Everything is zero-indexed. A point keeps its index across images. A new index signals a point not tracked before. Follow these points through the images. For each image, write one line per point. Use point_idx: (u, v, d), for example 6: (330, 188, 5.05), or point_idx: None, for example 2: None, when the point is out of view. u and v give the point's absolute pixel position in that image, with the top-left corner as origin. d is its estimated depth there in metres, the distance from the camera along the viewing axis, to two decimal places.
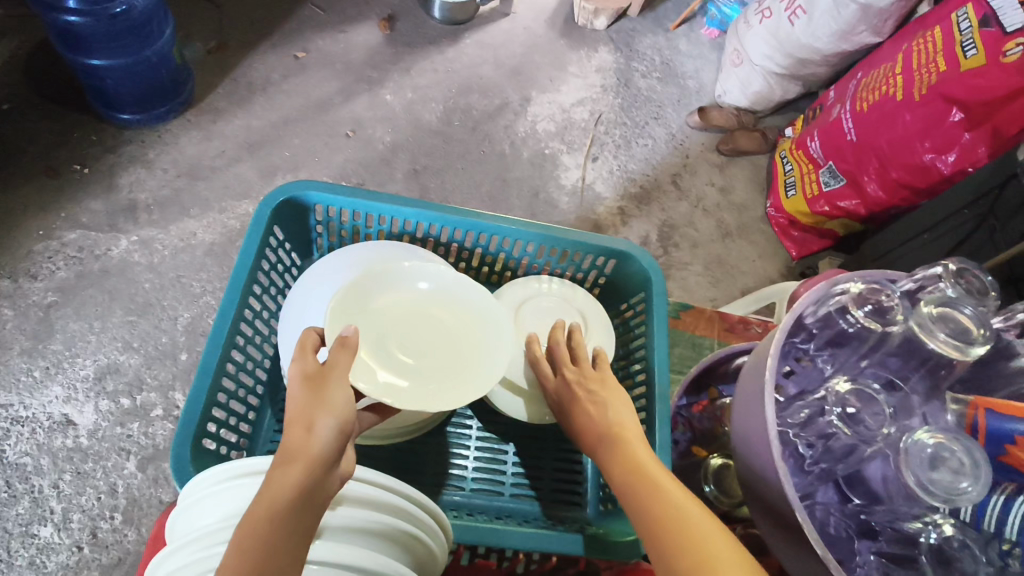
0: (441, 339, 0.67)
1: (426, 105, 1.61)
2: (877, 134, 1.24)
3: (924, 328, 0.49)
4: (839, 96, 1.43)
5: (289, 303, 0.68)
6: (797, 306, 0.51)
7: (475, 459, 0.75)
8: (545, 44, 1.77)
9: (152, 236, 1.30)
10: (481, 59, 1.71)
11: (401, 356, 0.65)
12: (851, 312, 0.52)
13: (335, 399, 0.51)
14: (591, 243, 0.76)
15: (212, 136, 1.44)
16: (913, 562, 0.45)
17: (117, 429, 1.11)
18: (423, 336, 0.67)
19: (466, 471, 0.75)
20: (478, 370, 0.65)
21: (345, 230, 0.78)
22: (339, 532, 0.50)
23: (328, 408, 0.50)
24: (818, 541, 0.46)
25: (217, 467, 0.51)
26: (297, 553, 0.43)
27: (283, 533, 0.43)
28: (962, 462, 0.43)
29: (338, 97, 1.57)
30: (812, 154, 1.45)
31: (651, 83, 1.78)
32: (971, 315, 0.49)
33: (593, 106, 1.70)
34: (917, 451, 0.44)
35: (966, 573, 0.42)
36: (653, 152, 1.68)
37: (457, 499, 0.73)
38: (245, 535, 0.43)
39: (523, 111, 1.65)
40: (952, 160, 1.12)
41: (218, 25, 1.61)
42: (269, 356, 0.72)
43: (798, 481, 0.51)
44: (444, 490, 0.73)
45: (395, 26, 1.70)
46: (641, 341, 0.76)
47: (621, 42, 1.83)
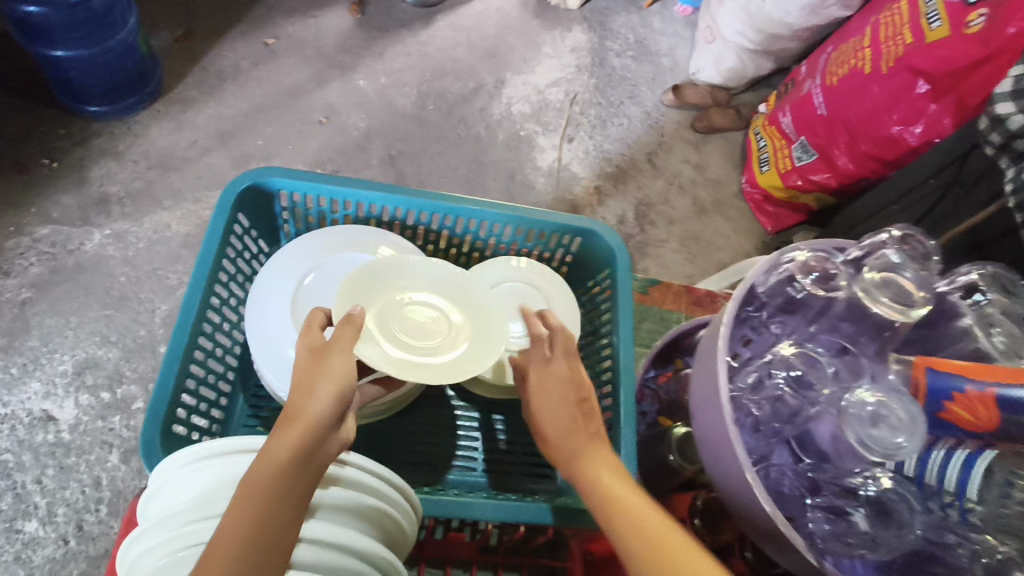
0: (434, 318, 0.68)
1: (400, 89, 1.60)
2: (847, 107, 1.26)
3: (868, 295, 0.51)
4: (810, 71, 1.44)
5: (255, 288, 0.68)
6: (749, 277, 0.52)
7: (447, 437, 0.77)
8: (518, 25, 1.76)
9: (126, 228, 1.29)
10: (454, 42, 1.70)
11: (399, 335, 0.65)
12: (798, 279, 0.55)
13: (335, 366, 0.53)
14: (556, 221, 0.77)
15: (183, 126, 1.43)
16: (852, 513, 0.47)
17: (98, 422, 1.11)
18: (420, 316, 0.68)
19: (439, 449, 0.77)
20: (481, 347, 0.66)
21: (311, 215, 0.78)
22: (332, 511, 0.51)
23: (326, 374, 0.52)
24: (768, 500, 0.48)
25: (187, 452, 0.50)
26: (297, 510, 0.45)
27: (277, 494, 0.45)
28: (900, 418, 0.45)
29: (310, 84, 1.55)
30: (785, 129, 1.46)
31: (625, 61, 1.79)
32: (912, 279, 0.52)
33: (568, 86, 1.70)
34: (858, 409, 0.47)
35: (903, 524, 0.46)
36: (628, 132, 1.68)
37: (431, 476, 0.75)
38: (241, 496, 0.45)
39: (497, 94, 1.65)
40: (919, 131, 1.14)
41: (186, 13, 1.59)
42: (239, 343, 0.73)
43: (752, 443, 0.53)
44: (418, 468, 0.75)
45: (366, 10, 1.68)
46: (607, 316, 0.77)
47: (594, 21, 1.83)
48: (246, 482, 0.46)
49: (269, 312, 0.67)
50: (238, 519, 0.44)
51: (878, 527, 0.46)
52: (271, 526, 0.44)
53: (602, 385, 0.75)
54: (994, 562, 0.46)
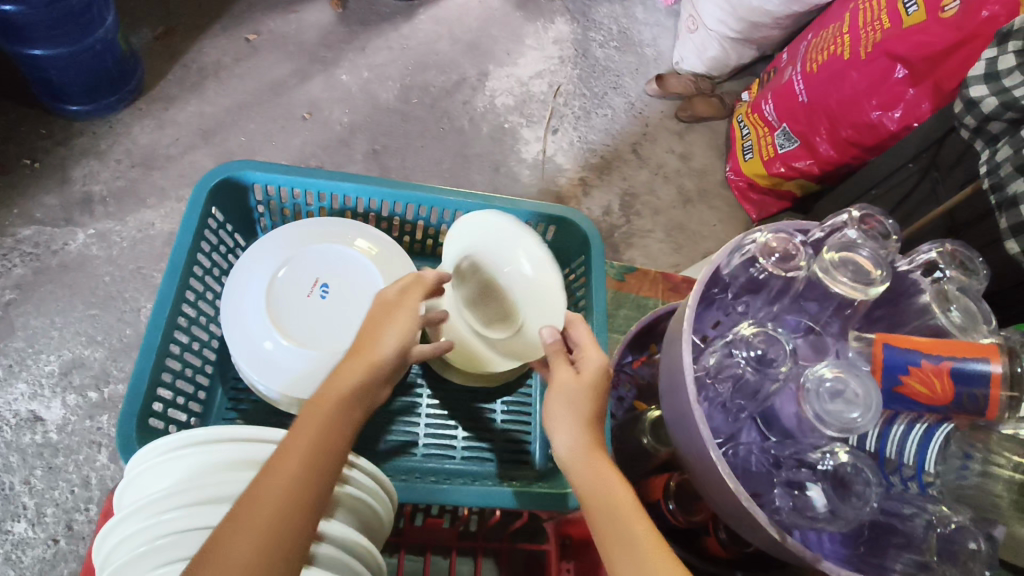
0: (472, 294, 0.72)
1: (383, 84, 1.60)
2: (826, 93, 1.26)
3: (828, 275, 0.53)
4: (791, 58, 1.45)
5: (230, 282, 0.68)
6: (713, 259, 0.53)
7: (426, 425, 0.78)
8: (500, 17, 1.76)
9: (110, 228, 1.29)
10: (437, 35, 1.70)
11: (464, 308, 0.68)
12: (759, 261, 0.55)
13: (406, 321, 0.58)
14: (530, 210, 0.78)
15: (165, 125, 1.43)
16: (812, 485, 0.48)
17: (86, 422, 1.11)
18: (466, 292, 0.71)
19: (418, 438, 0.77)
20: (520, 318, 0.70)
21: (286, 209, 0.79)
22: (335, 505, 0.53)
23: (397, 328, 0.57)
24: (731, 478, 0.48)
25: (162, 440, 0.50)
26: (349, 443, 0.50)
27: (338, 425, 0.49)
28: (855, 393, 0.46)
29: (293, 80, 1.55)
30: (767, 116, 1.47)
31: (609, 52, 1.79)
32: (869, 257, 0.53)
33: (552, 78, 1.71)
34: (817, 386, 0.47)
35: (861, 495, 0.46)
36: (612, 122, 1.69)
37: (410, 464, 0.75)
38: (303, 421, 0.48)
39: (481, 86, 1.65)
40: (897, 116, 1.15)
41: (166, 10, 1.58)
42: (217, 337, 0.74)
43: (721, 421, 0.54)
44: (398, 457, 0.75)
45: (348, 5, 1.68)
46: (582, 303, 0.78)
47: (577, 12, 1.83)
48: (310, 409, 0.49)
49: (245, 305, 0.67)
50: (305, 438, 0.47)
51: (837, 501, 0.47)
52: (330, 452, 0.47)
53: None
54: (950, 531, 0.47)
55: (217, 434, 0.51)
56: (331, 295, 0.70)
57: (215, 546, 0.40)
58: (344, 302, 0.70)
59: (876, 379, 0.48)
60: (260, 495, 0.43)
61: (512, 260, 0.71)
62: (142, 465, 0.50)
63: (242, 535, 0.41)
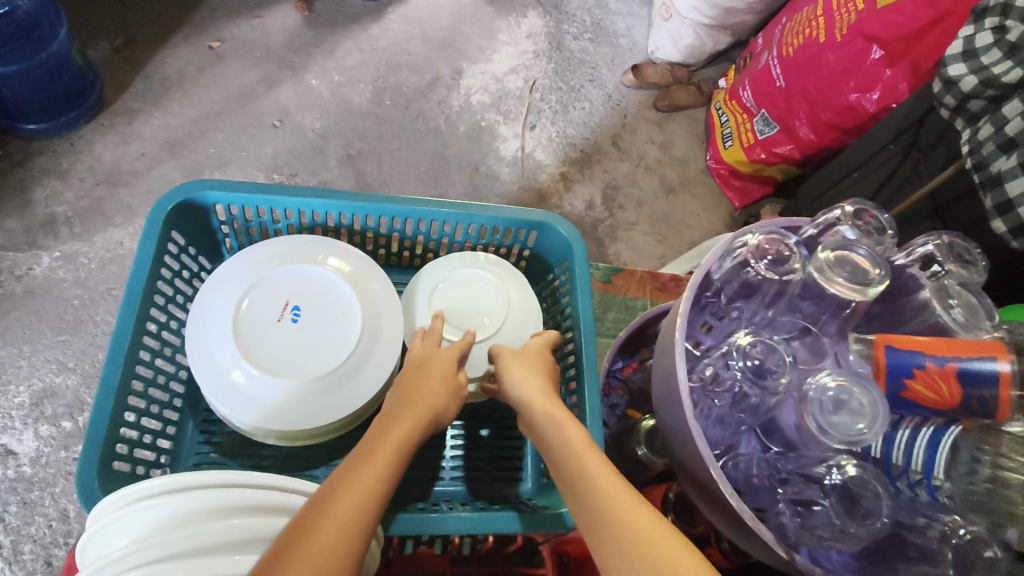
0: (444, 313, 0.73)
1: (355, 87, 1.55)
2: (804, 78, 1.24)
3: (823, 274, 0.50)
4: (767, 43, 1.42)
5: (194, 309, 0.65)
6: (704, 263, 0.50)
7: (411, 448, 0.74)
8: (472, 13, 1.72)
9: (76, 249, 1.24)
10: (407, 34, 1.65)
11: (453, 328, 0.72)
12: (752, 264, 0.52)
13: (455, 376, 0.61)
14: (508, 216, 0.74)
15: (129, 139, 1.37)
16: (820, 502, 0.46)
17: (61, 453, 1.07)
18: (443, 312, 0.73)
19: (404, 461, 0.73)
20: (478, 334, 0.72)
21: (252, 227, 0.75)
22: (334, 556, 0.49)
23: (452, 383, 0.60)
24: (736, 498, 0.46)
25: (136, 487, 0.47)
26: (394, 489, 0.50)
27: (400, 459, 0.49)
28: (860, 403, 0.44)
29: (261, 86, 1.50)
30: (745, 103, 1.45)
31: (583, 44, 1.75)
32: (867, 256, 0.50)
33: (527, 73, 1.67)
34: (819, 395, 0.45)
35: (871, 512, 0.44)
36: (591, 115, 1.66)
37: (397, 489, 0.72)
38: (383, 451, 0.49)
39: (455, 85, 1.61)
40: (876, 98, 1.13)
41: (122, 20, 1.52)
42: (184, 368, 0.70)
43: (718, 434, 0.52)
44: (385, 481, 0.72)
45: (313, 7, 1.63)
46: (568, 311, 0.75)
47: (550, 4, 1.79)
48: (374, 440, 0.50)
49: (211, 333, 0.63)
50: (378, 463, 0.47)
51: (847, 518, 0.45)
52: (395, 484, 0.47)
53: (568, 381, 0.73)
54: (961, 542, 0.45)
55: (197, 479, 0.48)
56: (303, 318, 0.66)
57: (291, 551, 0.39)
58: (318, 325, 0.66)
59: (882, 385, 0.46)
60: (334, 510, 0.42)
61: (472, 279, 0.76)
62: (109, 517, 0.46)
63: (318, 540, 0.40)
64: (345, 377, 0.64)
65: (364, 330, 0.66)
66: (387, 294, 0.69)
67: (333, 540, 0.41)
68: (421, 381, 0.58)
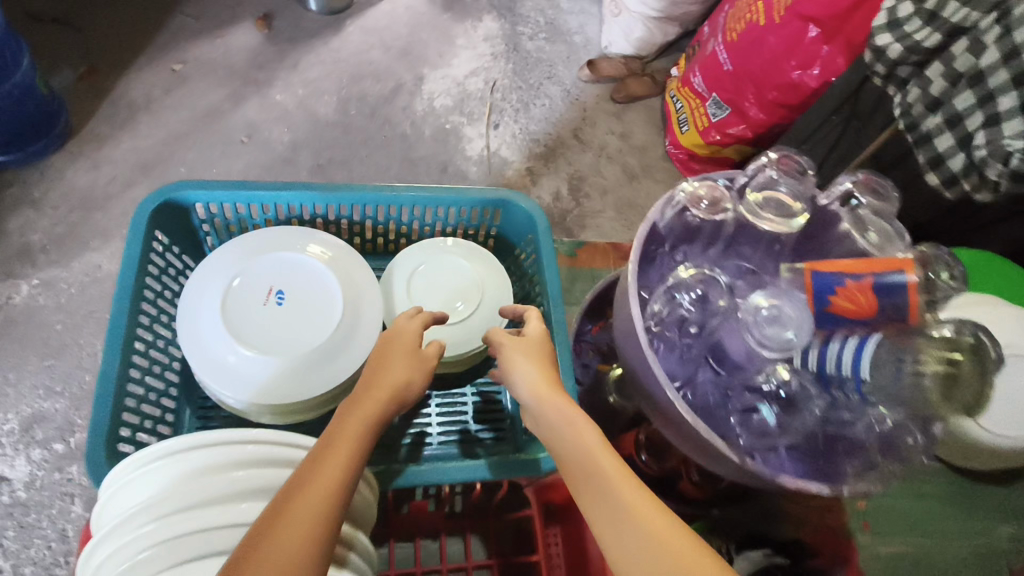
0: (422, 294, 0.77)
1: (320, 98, 1.60)
2: (749, 60, 1.32)
3: (754, 214, 0.57)
4: (712, 31, 1.50)
5: (183, 300, 0.69)
6: (649, 216, 0.55)
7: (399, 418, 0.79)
8: (429, 21, 1.78)
9: (55, 275, 1.26)
10: (367, 45, 1.70)
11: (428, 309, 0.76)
12: (691, 210, 0.57)
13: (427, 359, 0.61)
14: (473, 196, 0.80)
15: (99, 164, 1.40)
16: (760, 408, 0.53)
17: (55, 475, 1.09)
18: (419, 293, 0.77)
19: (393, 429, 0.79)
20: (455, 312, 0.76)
21: (232, 225, 0.79)
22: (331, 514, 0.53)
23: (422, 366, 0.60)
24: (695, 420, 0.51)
25: (141, 452, 0.51)
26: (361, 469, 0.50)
27: (363, 446, 0.49)
28: (789, 315, 0.52)
29: (227, 104, 1.54)
30: (697, 89, 1.52)
31: (539, 44, 1.82)
32: (789, 193, 0.58)
33: (487, 74, 1.73)
34: (756, 314, 0.53)
35: (804, 409, 0.52)
36: (551, 111, 1.72)
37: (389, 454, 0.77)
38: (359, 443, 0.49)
39: (418, 90, 1.66)
40: (817, 74, 1.21)
41: (84, 50, 1.55)
42: (177, 358, 0.74)
43: (676, 366, 0.57)
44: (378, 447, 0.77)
45: (273, 25, 1.67)
46: (535, 279, 0.81)
47: (504, 8, 1.86)
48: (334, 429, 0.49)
49: (201, 321, 0.67)
50: (347, 451, 0.47)
51: (785, 416, 0.53)
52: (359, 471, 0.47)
53: None
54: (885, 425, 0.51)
55: (195, 440, 0.51)
56: (288, 301, 0.70)
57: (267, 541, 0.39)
58: (302, 308, 0.70)
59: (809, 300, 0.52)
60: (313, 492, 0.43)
61: (444, 260, 0.79)
62: (121, 481, 0.50)
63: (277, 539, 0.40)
64: (332, 351, 0.68)
65: (345, 309, 0.71)
66: (365, 275, 0.74)
67: (294, 541, 0.40)
68: (387, 360, 0.57)
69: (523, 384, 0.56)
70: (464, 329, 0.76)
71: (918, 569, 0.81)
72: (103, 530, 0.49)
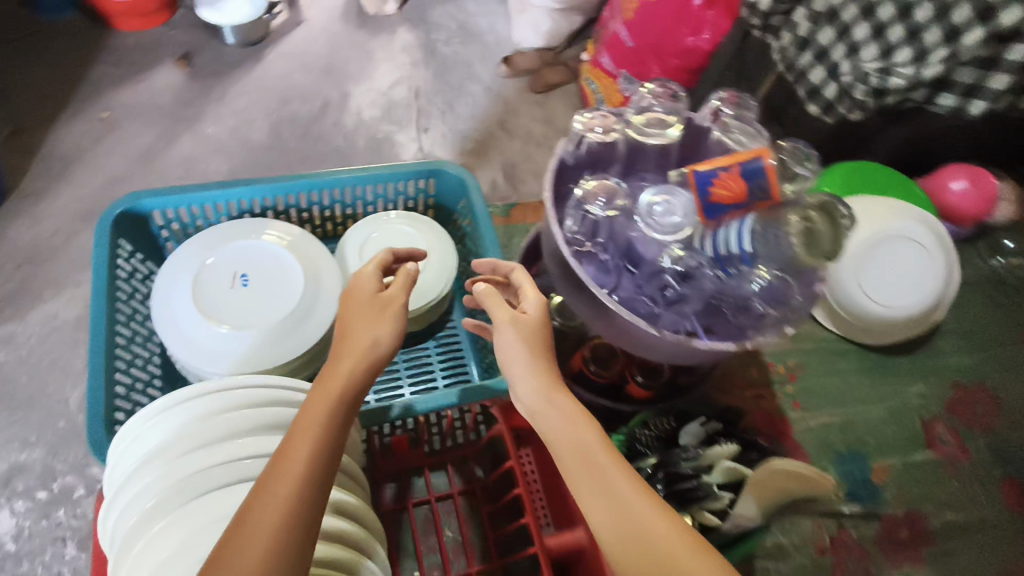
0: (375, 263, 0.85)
1: (251, 126, 1.66)
2: (645, 35, 1.41)
3: (640, 134, 0.69)
4: (612, 13, 1.61)
5: (155, 294, 0.75)
6: (556, 154, 0.67)
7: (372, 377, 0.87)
8: (345, 40, 1.86)
9: (11, 331, 1.27)
10: (290, 69, 1.77)
11: None
12: (588, 137, 0.68)
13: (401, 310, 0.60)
14: (406, 169, 0.88)
15: (40, 218, 1.42)
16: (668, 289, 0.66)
17: (42, 523, 1.09)
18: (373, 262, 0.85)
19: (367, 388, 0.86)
20: None
21: (189, 227, 0.86)
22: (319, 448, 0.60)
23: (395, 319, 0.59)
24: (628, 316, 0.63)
25: (149, 406, 0.58)
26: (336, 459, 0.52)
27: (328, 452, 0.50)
28: (679, 203, 0.67)
29: (160, 144, 1.58)
30: (607, 67, 1.63)
31: (454, 48, 1.93)
32: (665, 113, 0.70)
33: (409, 82, 1.82)
34: (653, 208, 0.66)
35: (700, 277, 0.65)
36: (476, 108, 1.82)
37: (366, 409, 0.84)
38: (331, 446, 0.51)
39: (345, 105, 1.74)
40: (709, 36, 1.35)
41: (7, 111, 1.57)
42: (157, 354, 0.80)
43: (601, 274, 0.68)
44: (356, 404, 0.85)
45: (193, 62, 1.73)
46: (473, 235, 0.90)
47: (415, 19, 1.96)
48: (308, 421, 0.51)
49: (175, 309, 0.74)
50: (307, 451, 0.49)
51: (687, 289, 0.65)
52: (336, 463, 0.49)
53: None
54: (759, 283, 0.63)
55: (194, 392, 0.59)
56: (252, 283, 0.77)
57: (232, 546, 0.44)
58: (267, 286, 0.77)
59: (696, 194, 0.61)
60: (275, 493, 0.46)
61: (389, 230, 0.88)
62: (133, 434, 0.58)
63: (240, 560, 0.43)
64: (299, 318, 0.76)
65: (306, 280, 0.78)
66: (320, 251, 0.82)
67: (260, 545, 0.44)
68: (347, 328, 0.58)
69: (522, 367, 0.56)
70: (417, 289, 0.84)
71: (847, 435, 0.93)
72: (125, 475, 0.56)
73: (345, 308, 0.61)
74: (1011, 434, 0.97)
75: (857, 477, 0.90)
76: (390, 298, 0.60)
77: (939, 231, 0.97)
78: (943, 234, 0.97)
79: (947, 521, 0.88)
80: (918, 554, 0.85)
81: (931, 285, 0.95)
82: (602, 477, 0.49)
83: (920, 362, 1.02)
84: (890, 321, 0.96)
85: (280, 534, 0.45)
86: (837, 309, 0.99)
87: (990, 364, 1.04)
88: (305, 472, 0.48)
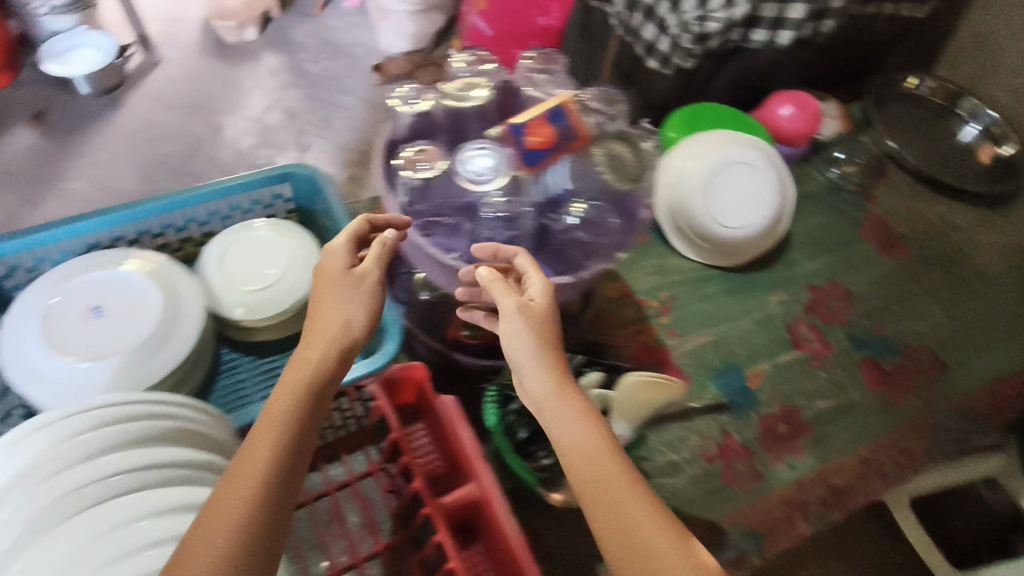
0: (234, 273, 0.84)
1: (120, 176, 1.59)
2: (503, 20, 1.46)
3: (456, 97, 0.74)
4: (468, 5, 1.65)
5: (3, 344, 0.73)
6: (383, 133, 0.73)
7: (252, 380, 0.85)
8: (209, 74, 1.83)
9: None
10: (152, 111, 1.72)
11: (244, 287, 0.83)
12: (407, 105, 0.74)
13: (377, 291, 0.63)
14: (256, 179, 0.89)
15: None
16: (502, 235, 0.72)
17: None
18: (233, 272, 0.84)
19: (248, 394, 0.83)
20: (268, 281, 0.83)
21: (36, 273, 0.83)
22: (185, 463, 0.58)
23: (371, 301, 0.63)
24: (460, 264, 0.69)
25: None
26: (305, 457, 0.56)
27: (285, 448, 0.54)
28: (493, 149, 0.70)
29: (21, 210, 1.50)
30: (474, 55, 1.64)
31: (323, 65, 1.91)
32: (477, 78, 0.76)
33: (281, 104, 1.80)
34: (474, 155, 0.70)
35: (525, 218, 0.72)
36: (354, 118, 1.78)
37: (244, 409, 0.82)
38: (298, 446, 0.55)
39: (218, 137, 1.70)
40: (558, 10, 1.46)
41: None
42: (22, 405, 0.78)
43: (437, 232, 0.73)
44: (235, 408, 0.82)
45: (47, 120, 1.66)
46: (336, 231, 0.92)
47: (277, 41, 1.94)
48: (273, 410, 0.55)
49: (27, 354, 0.72)
50: (268, 450, 0.53)
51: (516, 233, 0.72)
52: (291, 459, 0.54)
53: None
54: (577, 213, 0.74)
55: (47, 416, 0.58)
56: (107, 314, 0.76)
57: (197, 532, 0.48)
58: (123, 314, 0.76)
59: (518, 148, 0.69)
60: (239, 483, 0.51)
61: (249, 239, 0.86)
62: None
63: (206, 544, 0.47)
64: (162, 339, 0.75)
65: (164, 300, 0.77)
66: (176, 269, 0.81)
67: (222, 530, 0.48)
68: (323, 300, 0.61)
69: (527, 363, 0.59)
70: (279, 296, 0.83)
71: (720, 351, 1.00)
72: None
73: (316, 285, 0.62)
74: (862, 322, 1.07)
75: (734, 387, 0.97)
76: (362, 276, 0.62)
77: (769, 153, 1.07)
78: (772, 155, 1.06)
79: (819, 409, 0.97)
80: (797, 444, 0.93)
81: (767, 200, 1.04)
82: (604, 483, 0.55)
83: (776, 275, 1.11)
84: (738, 240, 1.04)
85: (248, 526, 0.49)
86: (692, 236, 1.07)
87: (837, 265, 1.14)
88: (266, 467, 0.52)
